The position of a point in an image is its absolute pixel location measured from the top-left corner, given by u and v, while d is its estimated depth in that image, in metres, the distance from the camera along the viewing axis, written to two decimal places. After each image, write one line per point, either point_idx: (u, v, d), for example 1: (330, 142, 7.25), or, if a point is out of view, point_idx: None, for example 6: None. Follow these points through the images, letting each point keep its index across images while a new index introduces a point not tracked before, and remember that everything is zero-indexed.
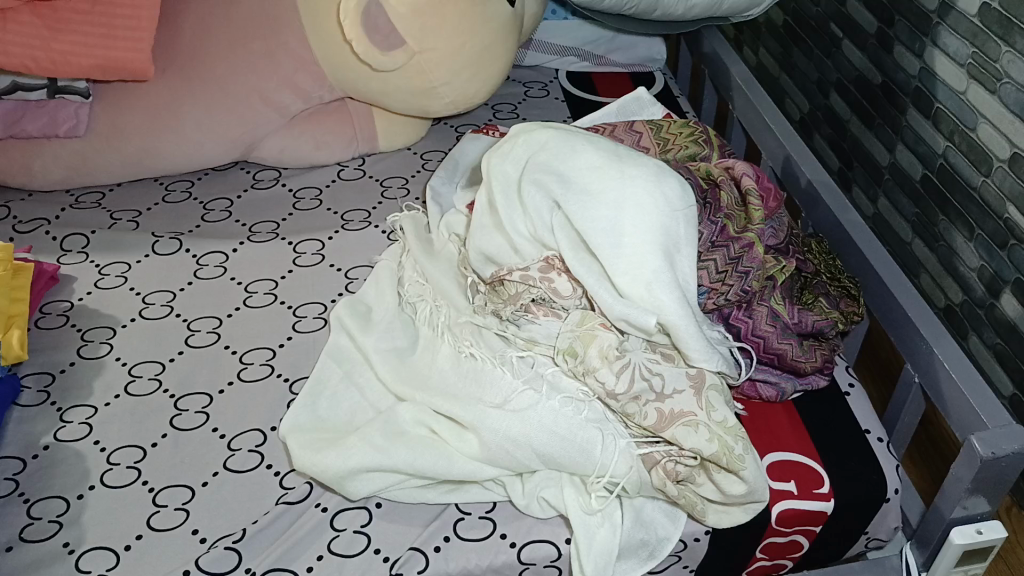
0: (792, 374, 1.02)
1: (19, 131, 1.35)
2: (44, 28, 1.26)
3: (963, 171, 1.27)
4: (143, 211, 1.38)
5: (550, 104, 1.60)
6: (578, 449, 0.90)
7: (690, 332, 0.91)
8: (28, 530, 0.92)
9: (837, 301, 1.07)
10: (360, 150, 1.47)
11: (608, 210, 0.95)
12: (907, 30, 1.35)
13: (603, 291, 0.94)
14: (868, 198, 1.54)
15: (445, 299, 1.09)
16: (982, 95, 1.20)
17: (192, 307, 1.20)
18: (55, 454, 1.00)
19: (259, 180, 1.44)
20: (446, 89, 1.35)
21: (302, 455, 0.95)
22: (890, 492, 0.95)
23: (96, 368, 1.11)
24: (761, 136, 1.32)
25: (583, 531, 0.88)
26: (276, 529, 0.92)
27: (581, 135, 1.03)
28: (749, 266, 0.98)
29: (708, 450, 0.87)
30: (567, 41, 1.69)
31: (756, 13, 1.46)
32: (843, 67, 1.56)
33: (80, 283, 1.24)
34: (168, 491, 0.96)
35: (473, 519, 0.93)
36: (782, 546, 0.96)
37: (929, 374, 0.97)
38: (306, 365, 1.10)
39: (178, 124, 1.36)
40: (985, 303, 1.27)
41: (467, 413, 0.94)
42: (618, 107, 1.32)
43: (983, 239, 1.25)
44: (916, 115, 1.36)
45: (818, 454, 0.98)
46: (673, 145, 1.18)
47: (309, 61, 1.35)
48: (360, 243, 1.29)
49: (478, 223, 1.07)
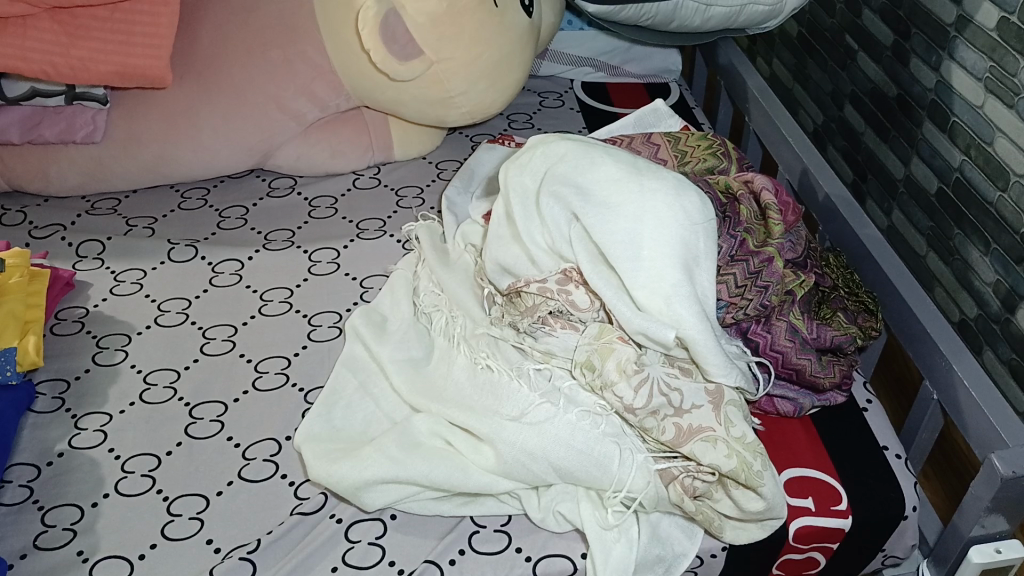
0: (811, 390, 1.02)
1: (37, 136, 1.35)
2: (62, 34, 1.26)
3: (979, 185, 1.26)
4: (159, 217, 1.39)
5: (565, 114, 1.61)
6: (595, 463, 0.90)
7: (709, 347, 0.91)
8: (42, 538, 0.92)
9: (856, 316, 1.06)
10: (375, 159, 1.47)
11: (626, 222, 0.95)
12: (924, 43, 1.34)
13: (621, 304, 0.93)
14: (882, 211, 1.53)
15: (461, 310, 1.09)
16: (999, 109, 1.19)
17: (207, 314, 1.20)
18: (70, 461, 1.00)
19: (275, 188, 1.44)
20: (463, 99, 1.35)
21: (318, 465, 0.94)
22: (909, 510, 0.94)
23: (112, 375, 1.11)
24: (778, 149, 1.32)
25: (599, 546, 0.88)
26: (289, 540, 0.91)
27: (599, 147, 1.03)
28: (769, 280, 0.98)
29: (727, 466, 0.87)
30: (583, 51, 1.69)
31: (773, 25, 1.46)
32: (858, 79, 1.56)
33: (95, 290, 1.24)
34: (183, 500, 0.96)
35: (488, 532, 0.92)
36: (798, 563, 0.95)
37: (948, 391, 0.96)
38: (321, 374, 1.10)
39: (195, 131, 1.37)
40: (1000, 318, 1.25)
41: (484, 425, 0.93)
42: (635, 119, 1.31)
43: (999, 254, 1.23)
44: (932, 128, 1.35)
45: (836, 470, 0.97)
46: (691, 158, 1.18)
47: (326, 70, 1.35)
48: (375, 252, 1.29)
49: (496, 234, 1.07)
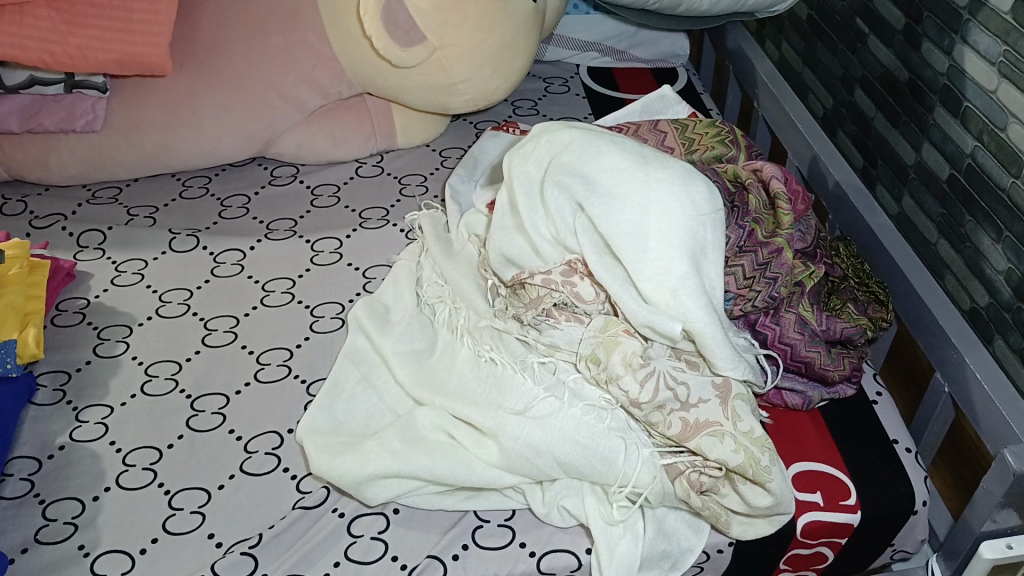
0: (820, 383, 1.00)
1: (36, 125, 1.34)
2: (60, 22, 1.24)
3: (992, 172, 1.23)
4: (159, 207, 1.37)
5: (571, 100, 1.58)
6: (600, 458, 0.89)
7: (716, 339, 0.89)
8: (43, 532, 0.91)
9: (866, 307, 1.04)
10: (379, 147, 1.45)
11: (633, 212, 0.93)
12: (936, 26, 1.32)
13: (627, 296, 0.92)
14: (892, 197, 1.50)
15: (465, 302, 1.08)
16: (1013, 94, 1.16)
17: (209, 305, 1.19)
18: (71, 454, 0.99)
19: (277, 177, 1.43)
20: (466, 86, 1.33)
21: (320, 459, 0.93)
22: (919, 505, 0.93)
23: (113, 366, 1.10)
24: (788, 135, 1.30)
25: (605, 541, 0.87)
26: (292, 535, 0.91)
27: (606, 135, 1.01)
28: (777, 272, 0.96)
29: (734, 461, 0.86)
30: (589, 36, 1.67)
31: (783, 8, 1.43)
32: (869, 63, 1.53)
33: (96, 280, 1.23)
34: (184, 493, 0.95)
35: (492, 527, 0.91)
36: (806, 558, 0.94)
37: (959, 383, 0.95)
38: (324, 366, 1.09)
39: (196, 119, 1.35)
40: (1012, 307, 1.22)
41: (488, 420, 0.92)
42: (642, 105, 1.29)
43: (1012, 241, 1.20)
44: (944, 113, 1.32)
45: (845, 464, 0.95)
46: (699, 145, 1.15)
47: (327, 57, 1.34)
48: (378, 241, 1.28)
49: (500, 225, 1.05)
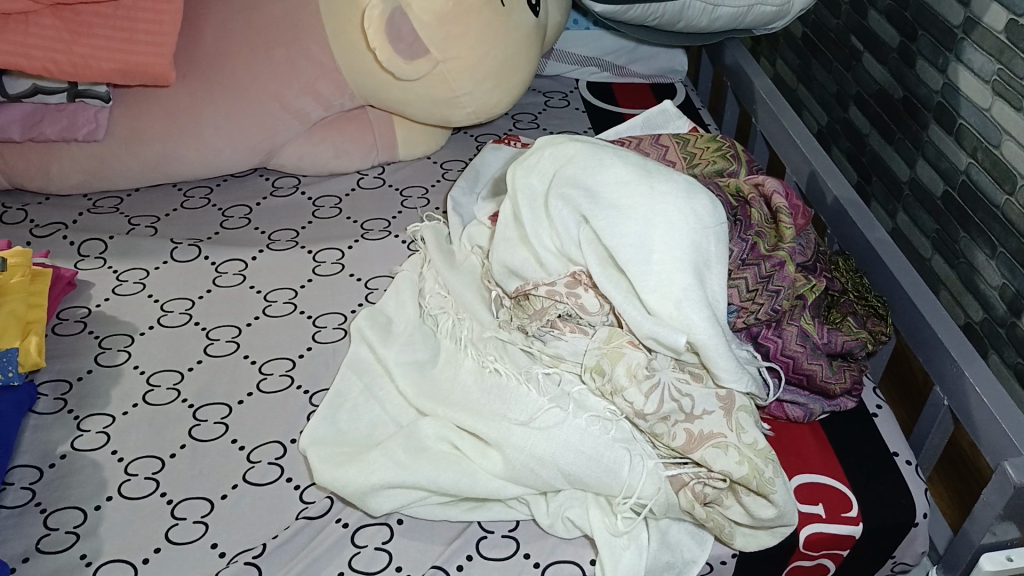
0: (821, 395, 1.01)
1: (38, 134, 1.34)
2: (65, 31, 1.25)
3: (985, 189, 1.25)
4: (160, 216, 1.37)
5: (571, 114, 1.60)
6: (604, 469, 0.89)
7: (720, 351, 0.90)
8: (45, 541, 0.91)
9: (865, 320, 1.06)
10: (380, 159, 1.46)
11: (637, 225, 0.94)
12: (930, 44, 1.34)
13: (632, 308, 0.92)
14: (887, 213, 1.51)
15: (468, 312, 1.09)
16: (1006, 111, 1.18)
17: (211, 315, 1.19)
18: (72, 463, 0.99)
19: (279, 188, 1.43)
20: (468, 99, 1.34)
21: (323, 469, 0.93)
22: (919, 517, 0.93)
23: (114, 376, 1.10)
24: (785, 150, 1.31)
25: (608, 552, 0.87)
26: (295, 545, 0.90)
27: (610, 149, 1.02)
28: (780, 285, 0.97)
29: (738, 473, 0.86)
30: (588, 51, 1.68)
31: (781, 25, 1.45)
32: (864, 80, 1.55)
33: (97, 289, 1.23)
34: (187, 503, 0.95)
35: (496, 538, 0.91)
36: (808, 569, 0.95)
37: (958, 397, 0.96)
38: (326, 376, 1.09)
39: (198, 129, 1.35)
40: (1006, 322, 1.24)
41: (492, 430, 0.93)
42: (644, 120, 1.31)
43: (1006, 257, 1.22)
44: (938, 130, 1.34)
45: (845, 475, 0.96)
46: (700, 160, 1.17)
47: (330, 68, 1.34)
48: (379, 252, 1.28)
49: (503, 235, 1.06)
